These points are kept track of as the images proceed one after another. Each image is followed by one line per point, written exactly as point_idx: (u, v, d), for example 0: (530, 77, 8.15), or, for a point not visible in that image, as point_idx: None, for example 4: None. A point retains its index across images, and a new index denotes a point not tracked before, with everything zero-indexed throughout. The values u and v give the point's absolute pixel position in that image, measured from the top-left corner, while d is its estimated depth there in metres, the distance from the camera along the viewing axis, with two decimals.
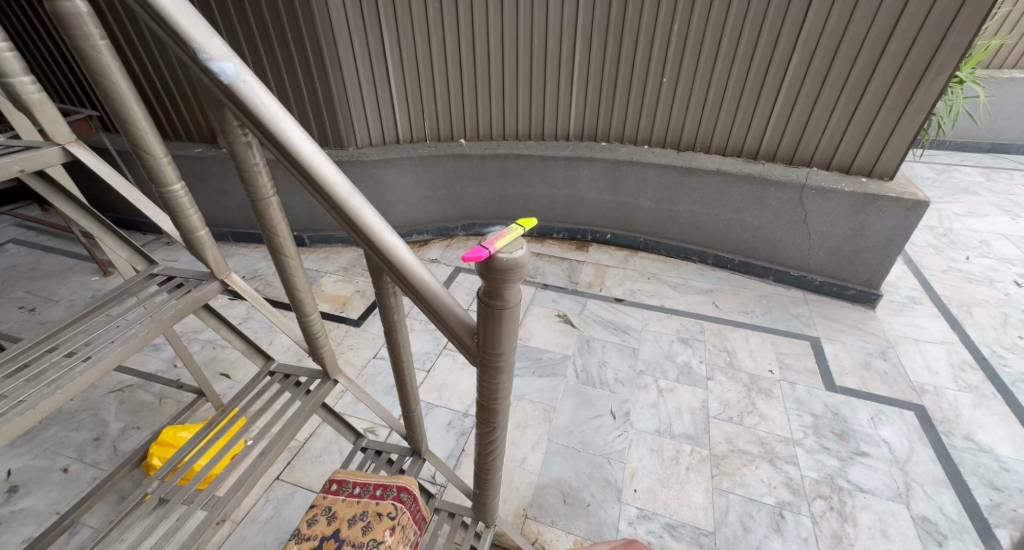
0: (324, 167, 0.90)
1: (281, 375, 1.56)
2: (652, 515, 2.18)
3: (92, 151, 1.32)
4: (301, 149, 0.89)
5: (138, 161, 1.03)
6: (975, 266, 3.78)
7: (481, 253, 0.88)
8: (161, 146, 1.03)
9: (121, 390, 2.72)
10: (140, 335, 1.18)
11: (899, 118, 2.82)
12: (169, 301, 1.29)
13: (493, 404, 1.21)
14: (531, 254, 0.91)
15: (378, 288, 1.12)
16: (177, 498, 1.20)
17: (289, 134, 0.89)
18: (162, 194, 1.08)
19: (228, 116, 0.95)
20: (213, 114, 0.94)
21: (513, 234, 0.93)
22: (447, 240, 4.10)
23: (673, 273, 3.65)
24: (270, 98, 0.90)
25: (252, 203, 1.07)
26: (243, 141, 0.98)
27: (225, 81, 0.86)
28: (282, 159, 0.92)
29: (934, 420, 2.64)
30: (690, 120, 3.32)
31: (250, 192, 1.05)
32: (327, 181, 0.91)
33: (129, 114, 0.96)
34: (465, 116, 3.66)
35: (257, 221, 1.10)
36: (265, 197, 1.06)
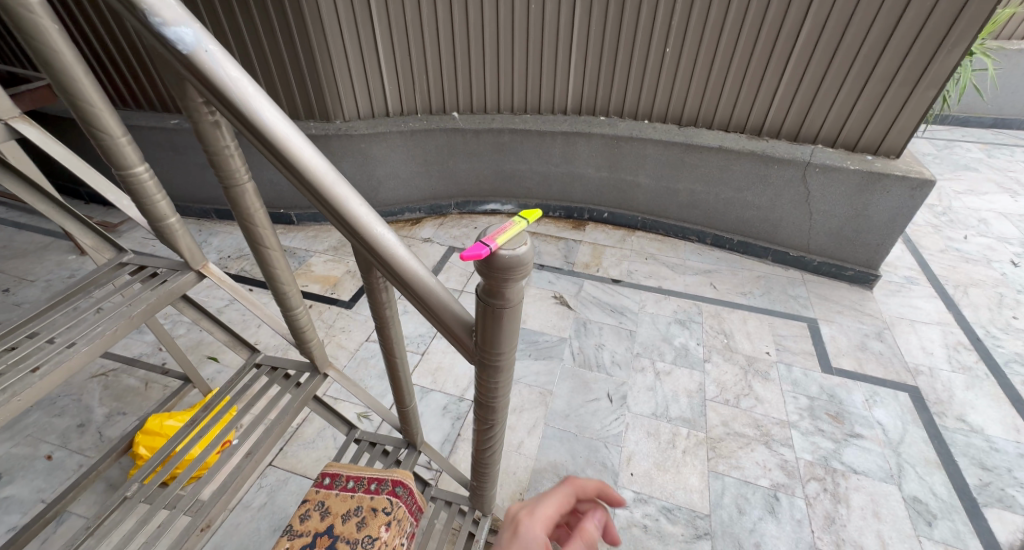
0: (302, 152, 0.81)
1: (269, 367, 1.49)
2: (648, 499, 2.18)
3: (40, 127, 1.21)
4: (276, 130, 0.80)
5: (93, 141, 0.92)
6: (972, 245, 3.76)
7: (482, 250, 0.80)
8: (119, 124, 0.93)
9: (105, 375, 2.63)
10: (109, 334, 1.07)
11: (910, 93, 2.72)
12: (141, 293, 1.18)
13: (492, 402, 1.15)
14: (534, 249, 0.83)
15: (369, 282, 1.04)
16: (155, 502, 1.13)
17: (260, 111, 0.79)
18: (124, 177, 0.98)
19: (190, 92, 0.84)
20: (173, 89, 0.83)
21: (515, 228, 0.85)
22: (440, 218, 3.97)
23: (671, 253, 3.59)
24: (238, 70, 0.80)
25: (225, 190, 0.97)
26: (211, 121, 0.88)
27: (184, 51, 0.76)
28: (256, 141, 0.82)
29: (927, 401, 2.65)
30: (693, 93, 3.19)
31: (221, 178, 0.95)
32: (306, 166, 0.82)
33: (79, 87, 0.85)
34: (457, 86, 3.48)
35: (231, 209, 1.00)
36: (239, 183, 0.97)
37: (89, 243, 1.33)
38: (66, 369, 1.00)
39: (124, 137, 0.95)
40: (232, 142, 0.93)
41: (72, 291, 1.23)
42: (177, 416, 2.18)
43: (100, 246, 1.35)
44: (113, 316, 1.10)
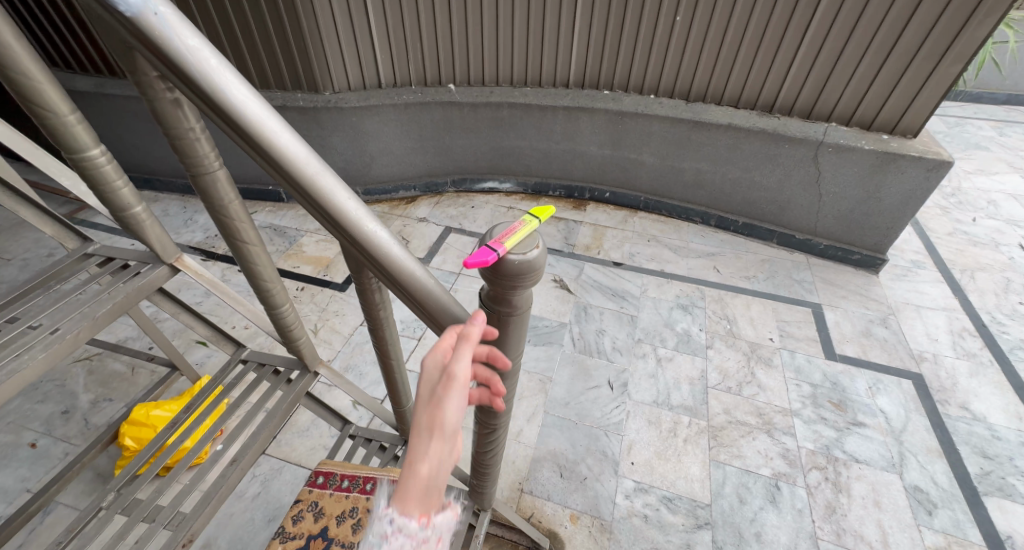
0: (277, 137, 0.70)
1: (255, 363, 1.40)
2: (648, 488, 2.14)
3: None
4: (244, 110, 0.69)
5: (37, 120, 0.81)
6: (981, 228, 3.68)
7: (488, 256, 0.71)
8: (65, 100, 0.82)
9: (89, 359, 2.54)
10: (69, 337, 0.95)
11: (934, 67, 2.58)
12: (107, 289, 1.06)
13: (495, 408, 1.08)
14: (547, 253, 0.73)
15: (360, 282, 0.94)
16: (136, 514, 1.03)
17: (227, 89, 0.68)
18: (78, 162, 0.87)
19: (144, 65, 0.73)
20: (123, 62, 0.72)
21: (526, 228, 0.76)
22: (436, 196, 3.83)
23: (674, 235, 3.50)
24: (196, 38, 0.68)
25: (193, 179, 0.86)
26: (170, 99, 0.77)
27: (130, 15, 0.64)
28: (223, 124, 0.71)
29: (931, 388, 2.61)
30: (703, 66, 3.02)
31: (188, 165, 0.84)
32: (281, 153, 0.71)
33: (13, 57, 0.74)
34: (452, 56, 3.29)
35: (202, 200, 0.89)
36: (209, 171, 0.86)
37: (48, 232, 1.21)
38: (19, 379, 0.88)
39: (72, 115, 0.84)
40: (197, 124, 0.81)
41: (30, 286, 1.10)
42: (164, 406, 2.11)
43: (62, 235, 1.24)
44: (74, 317, 0.98)
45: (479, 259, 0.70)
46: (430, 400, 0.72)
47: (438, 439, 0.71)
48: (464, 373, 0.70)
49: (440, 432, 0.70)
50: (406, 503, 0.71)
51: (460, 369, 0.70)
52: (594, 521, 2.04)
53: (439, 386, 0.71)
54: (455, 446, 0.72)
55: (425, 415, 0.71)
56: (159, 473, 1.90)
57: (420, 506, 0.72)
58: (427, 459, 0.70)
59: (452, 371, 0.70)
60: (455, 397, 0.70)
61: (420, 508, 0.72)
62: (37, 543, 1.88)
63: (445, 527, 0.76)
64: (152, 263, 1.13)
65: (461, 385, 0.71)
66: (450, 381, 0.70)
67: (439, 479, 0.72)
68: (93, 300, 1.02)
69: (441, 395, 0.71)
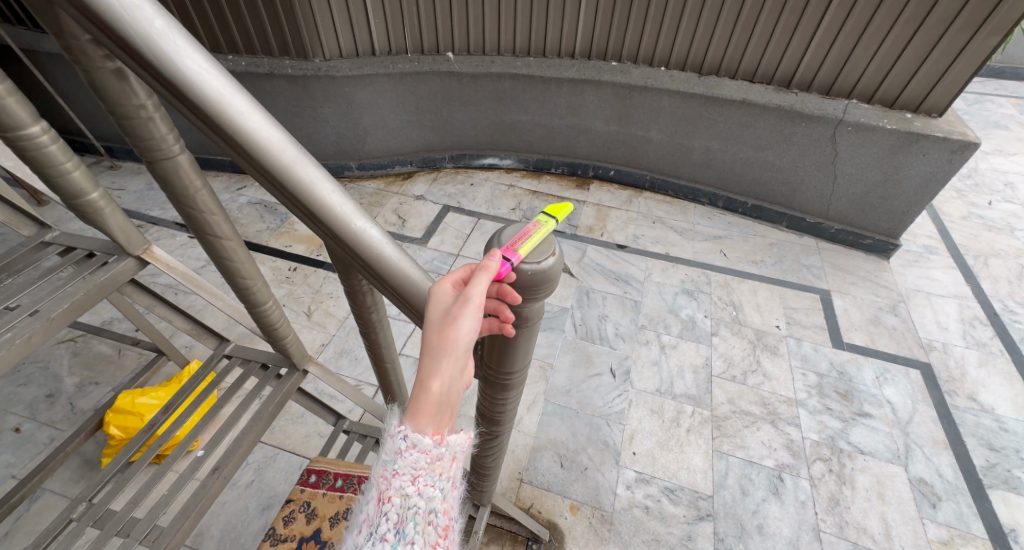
0: (244, 118, 0.59)
1: (240, 358, 1.31)
2: (650, 479, 2.10)
3: None
4: (203, 86, 0.57)
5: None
6: (996, 212, 3.57)
7: (503, 269, 0.70)
8: None
9: (73, 340, 2.46)
10: (20, 344, 0.84)
11: (968, 40, 2.42)
12: (64, 285, 0.95)
13: (498, 416, 1.01)
14: (561, 260, 0.73)
15: (349, 284, 0.84)
16: (110, 527, 0.95)
17: (181, 60, 0.56)
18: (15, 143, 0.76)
19: (75, 29, 0.60)
20: (50, 24, 0.59)
21: (539, 232, 0.76)
22: (434, 172, 3.68)
23: (680, 217, 3.38)
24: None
25: (151, 165, 0.75)
26: (113, 70, 0.64)
27: None
28: (177, 101, 0.59)
29: (939, 379, 2.55)
30: (718, 37, 2.84)
31: (143, 149, 0.72)
32: (250, 138, 0.60)
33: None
34: (451, 22, 3.08)
35: (163, 189, 0.78)
36: (169, 155, 0.74)
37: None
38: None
39: (2, 86, 0.71)
40: (150, 101, 0.69)
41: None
42: (151, 394, 2.03)
43: (15, 221, 1.12)
44: (26, 320, 0.88)
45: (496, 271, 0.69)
46: (440, 318, 0.66)
47: (450, 356, 0.66)
48: (479, 295, 0.67)
49: (451, 350, 0.65)
50: (417, 420, 0.66)
51: (477, 292, 0.67)
52: (594, 512, 2.00)
53: (451, 307, 0.67)
54: (465, 364, 0.67)
55: (434, 333, 0.66)
56: (153, 462, 1.89)
57: (432, 424, 0.67)
58: (438, 374, 0.65)
59: (467, 293, 0.67)
60: (468, 316, 0.66)
61: (432, 425, 0.67)
62: (24, 531, 1.84)
63: (460, 448, 0.70)
64: (117, 254, 1.02)
65: (475, 307, 0.67)
66: (463, 303, 0.66)
67: (451, 397, 0.67)
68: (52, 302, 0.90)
69: (453, 315, 0.66)
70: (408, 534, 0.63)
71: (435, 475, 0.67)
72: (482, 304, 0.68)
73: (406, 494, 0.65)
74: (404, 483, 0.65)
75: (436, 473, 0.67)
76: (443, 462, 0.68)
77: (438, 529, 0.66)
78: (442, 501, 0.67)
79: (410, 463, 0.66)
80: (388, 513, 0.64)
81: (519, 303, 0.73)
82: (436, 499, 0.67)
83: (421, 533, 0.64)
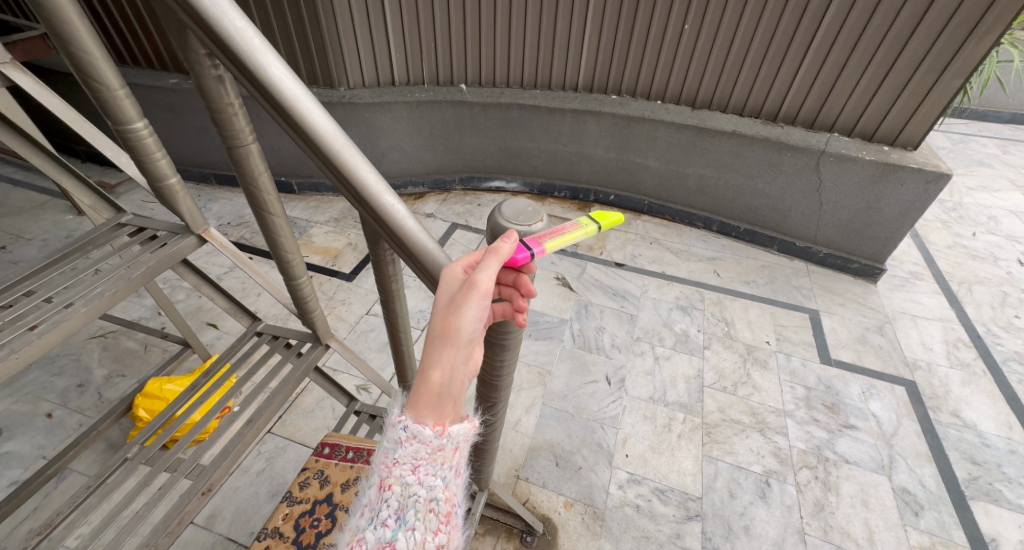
0: (310, 113, 0.78)
1: (270, 335, 1.53)
2: (642, 480, 2.20)
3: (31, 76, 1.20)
4: (285, 89, 0.76)
5: (89, 93, 0.90)
6: (980, 242, 3.73)
7: (521, 256, 0.85)
8: (117, 76, 0.91)
9: (104, 336, 2.64)
10: (109, 295, 1.06)
11: (935, 81, 2.66)
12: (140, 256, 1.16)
13: (495, 380, 1.18)
14: (547, 221, 0.94)
15: (376, 254, 1.02)
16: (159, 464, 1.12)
17: (270, 70, 0.75)
18: (122, 132, 0.96)
19: (194, 43, 0.81)
20: (177, 39, 0.80)
21: (579, 232, 0.93)
22: (444, 193, 3.92)
23: (676, 239, 3.57)
24: (245, 23, 0.76)
25: (229, 151, 0.94)
26: (214, 75, 0.85)
27: None
28: (263, 100, 0.78)
29: (923, 395, 2.66)
30: (709, 74, 3.11)
31: (225, 138, 0.93)
32: (315, 130, 0.78)
33: (73, 32, 0.83)
34: (466, 57, 3.40)
35: (234, 171, 0.98)
36: (243, 144, 0.94)
37: (87, 202, 1.36)
38: (59, 331, 1.00)
39: (121, 89, 0.92)
40: (236, 100, 0.90)
41: (68, 252, 1.22)
42: (176, 381, 2.20)
43: (99, 206, 1.39)
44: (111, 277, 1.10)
45: (513, 256, 0.85)
46: (449, 306, 0.80)
47: (451, 347, 0.79)
48: (485, 282, 0.79)
49: (454, 339, 0.79)
50: (419, 412, 0.81)
51: (483, 280, 0.79)
52: (587, 508, 2.10)
53: (459, 295, 0.80)
54: (467, 353, 0.81)
55: (443, 324, 0.80)
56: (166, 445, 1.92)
57: (433, 415, 0.82)
58: (442, 361, 0.79)
59: (473, 281, 0.79)
60: (474, 305, 0.79)
61: (433, 416, 0.81)
62: (50, 507, 1.96)
63: (462, 438, 0.84)
64: (182, 234, 1.23)
65: (481, 295, 0.80)
66: (471, 289, 0.79)
67: (451, 386, 0.81)
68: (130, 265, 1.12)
69: (460, 303, 0.79)
70: (409, 519, 0.79)
71: (435, 465, 0.82)
72: (486, 292, 0.80)
73: (407, 483, 0.80)
74: (404, 473, 0.81)
75: (436, 463, 0.82)
76: (444, 452, 0.82)
77: (438, 515, 0.81)
78: (442, 490, 0.82)
79: (411, 455, 0.81)
80: (389, 500, 0.80)
81: (534, 295, 0.89)
82: (437, 488, 0.82)
83: (421, 520, 0.79)
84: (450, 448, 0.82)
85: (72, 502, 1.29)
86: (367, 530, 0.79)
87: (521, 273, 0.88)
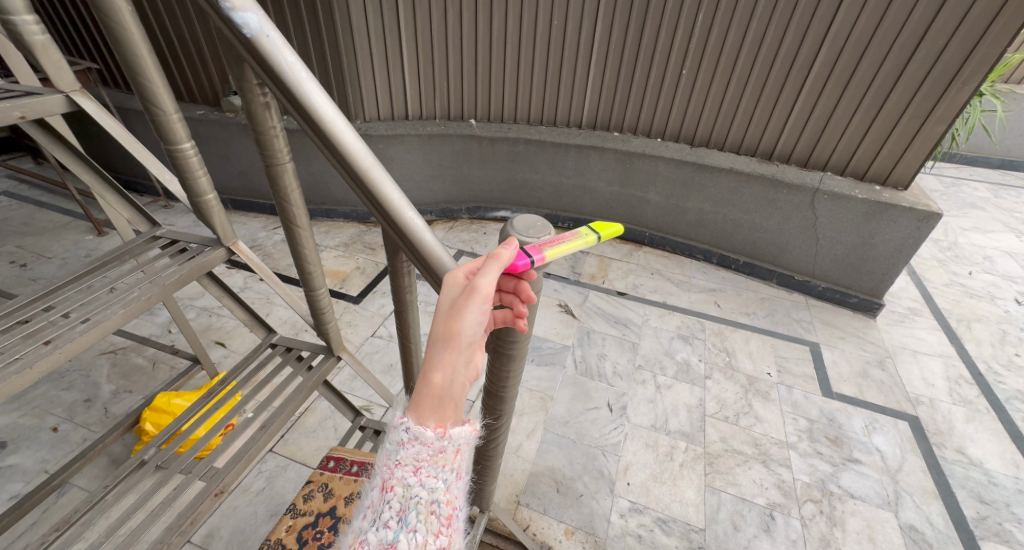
0: (343, 134, 0.83)
1: (284, 347, 1.58)
2: (643, 509, 2.17)
3: (98, 102, 1.20)
4: (322, 112, 0.82)
5: (148, 116, 1.01)
6: (976, 281, 3.80)
7: (521, 263, 0.89)
8: (173, 102, 1.02)
9: (115, 352, 2.68)
10: (142, 301, 1.14)
11: (920, 126, 2.80)
12: (172, 266, 1.24)
13: (501, 392, 1.20)
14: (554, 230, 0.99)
15: (394, 265, 1.08)
16: (176, 467, 1.23)
17: (309, 94, 0.81)
18: (172, 152, 1.07)
19: (248, 74, 0.91)
20: (233, 69, 0.90)
21: (578, 241, 0.98)
22: (451, 222, 4.03)
23: (677, 270, 3.64)
24: (295, 58, 0.82)
25: (268, 169, 1.04)
26: (262, 102, 0.96)
27: (248, 35, 0.79)
28: (301, 121, 0.84)
29: (927, 431, 2.63)
30: (707, 115, 3.28)
31: (265, 157, 1.02)
32: (346, 150, 0.83)
33: (141, 64, 0.94)
34: (476, 94, 3.59)
35: (270, 188, 1.07)
36: (281, 163, 1.03)
37: (127, 216, 1.47)
38: (98, 331, 1.08)
39: (176, 114, 1.03)
40: (278, 124, 1.00)
41: (108, 260, 1.30)
42: (184, 396, 2.22)
43: (137, 219, 1.49)
44: (147, 284, 1.17)
45: (513, 262, 0.89)
46: (449, 310, 0.83)
47: (453, 349, 0.82)
48: (486, 287, 0.82)
49: (456, 342, 0.82)
50: (421, 414, 0.84)
51: (483, 285, 0.82)
52: (588, 537, 2.06)
53: (459, 299, 0.83)
54: (467, 356, 0.84)
55: (444, 327, 0.82)
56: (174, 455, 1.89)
57: (434, 417, 0.84)
58: (444, 363, 0.82)
59: (475, 286, 0.82)
60: (474, 308, 0.82)
61: (434, 419, 0.84)
62: (48, 522, 1.94)
63: (462, 440, 0.86)
64: (213, 245, 1.33)
65: (481, 299, 0.82)
66: (471, 294, 0.82)
67: (452, 388, 0.84)
68: (164, 273, 1.20)
69: (460, 307, 0.82)
70: (410, 521, 0.81)
71: (437, 467, 0.84)
72: (487, 297, 0.83)
73: (408, 484, 0.82)
74: (406, 473, 0.83)
75: (438, 464, 0.84)
76: (444, 452, 0.84)
77: (439, 517, 0.82)
78: (444, 492, 0.84)
79: (413, 456, 0.83)
80: (391, 502, 0.82)
81: (533, 301, 0.92)
82: (438, 490, 0.83)
83: (422, 521, 0.81)
84: (450, 449, 0.85)
85: (92, 500, 1.31)
86: (369, 532, 0.80)
87: (522, 279, 0.92)
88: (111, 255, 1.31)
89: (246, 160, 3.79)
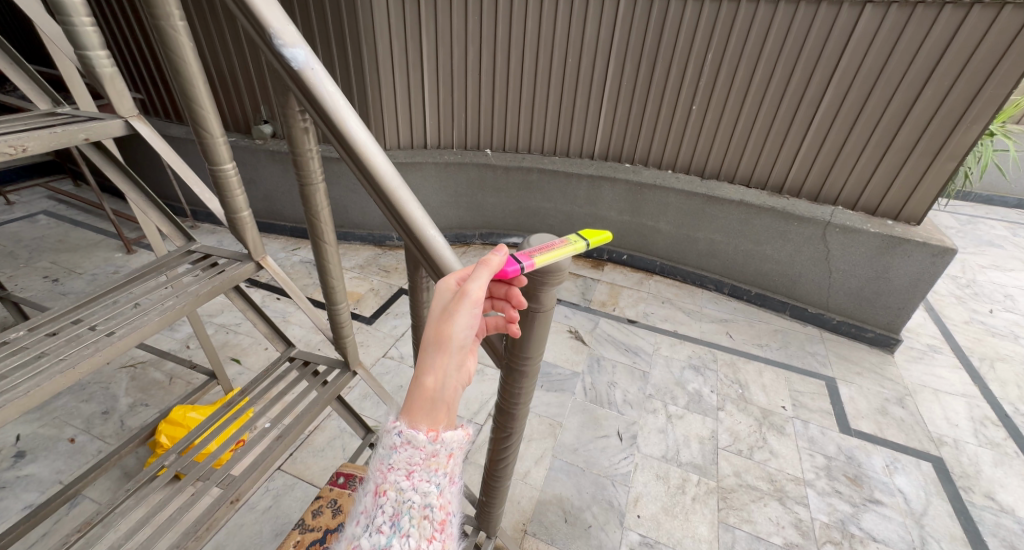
0: (372, 153, 0.87)
1: (300, 362, 1.62)
2: (654, 544, 2.10)
3: (152, 127, 1.25)
4: (357, 138, 0.87)
5: (196, 139, 1.08)
6: (998, 319, 3.71)
7: (512, 269, 0.90)
8: (219, 125, 1.09)
9: (134, 366, 2.73)
10: (175, 311, 1.17)
11: (930, 163, 2.83)
12: (205, 279, 1.29)
13: (512, 409, 1.19)
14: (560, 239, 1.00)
15: (413, 279, 1.12)
16: (194, 474, 1.24)
17: (342, 118, 0.86)
18: (213, 171, 1.14)
19: (291, 101, 0.97)
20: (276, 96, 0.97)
21: (569, 247, 0.98)
22: (464, 247, 4.10)
23: (688, 300, 3.64)
24: (335, 88, 0.87)
25: (301, 187, 1.10)
26: (302, 126, 1.02)
27: (295, 67, 0.84)
28: (333, 141, 0.89)
29: (952, 473, 2.52)
30: (716, 149, 3.35)
31: (299, 176, 1.08)
32: (373, 168, 0.88)
33: (194, 92, 1.02)
34: (492, 125, 3.73)
35: (302, 205, 1.13)
36: (314, 183, 1.09)
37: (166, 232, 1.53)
38: (136, 335, 1.12)
39: (220, 136, 1.10)
40: (314, 147, 1.06)
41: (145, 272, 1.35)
42: (199, 410, 2.24)
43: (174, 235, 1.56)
44: (181, 294, 1.22)
45: (504, 268, 0.89)
46: (442, 315, 0.84)
47: (445, 353, 0.82)
48: (477, 292, 0.83)
49: (447, 346, 0.82)
50: (414, 417, 0.82)
51: (474, 289, 0.83)
52: None
53: (452, 304, 0.84)
54: (460, 361, 0.83)
55: (435, 332, 0.83)
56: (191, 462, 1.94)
57: (427, 420, 0.83)
58: (433, 368, 0.81)
59: (467, 290, 0.83)
60: (465, 313, 0.83)
61: (427, 422, 0.83)
62: (59, 532, 1.94)
63: (456, 445, 0.85)
64: (242, 260, 1.38)
65: (471, 303, 0.83)
66: (462, 298, 0.83)
67: (443, 392, 0.83)
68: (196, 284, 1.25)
69: (452, 312, 0.83)
70: (403, 526, 0.77)
71: (430, 471, 0.82)
72: (478, 301, 0.84)
73: (401, 488, 0.80)
74: (399, 477, 0.80)
75: (431, 469, 0.82)
76: (439, 454, 0.83)
77: (433, 522, 0.80)
78: (437, 497, 0.81)
79: (406, 460, 0.81)
80: (384, 506, 0.78)
81: (524, 306, 0.96)
82: (431, 495, 0.81)
83: (415, 526, 0.78)
84: (445, 450, 0.83)
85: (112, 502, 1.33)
86: (362, 536, 0.77)
87: (513, 286, 0.95)
88: (147, 268, 1.36)
89: (270, 183, 3.93)
